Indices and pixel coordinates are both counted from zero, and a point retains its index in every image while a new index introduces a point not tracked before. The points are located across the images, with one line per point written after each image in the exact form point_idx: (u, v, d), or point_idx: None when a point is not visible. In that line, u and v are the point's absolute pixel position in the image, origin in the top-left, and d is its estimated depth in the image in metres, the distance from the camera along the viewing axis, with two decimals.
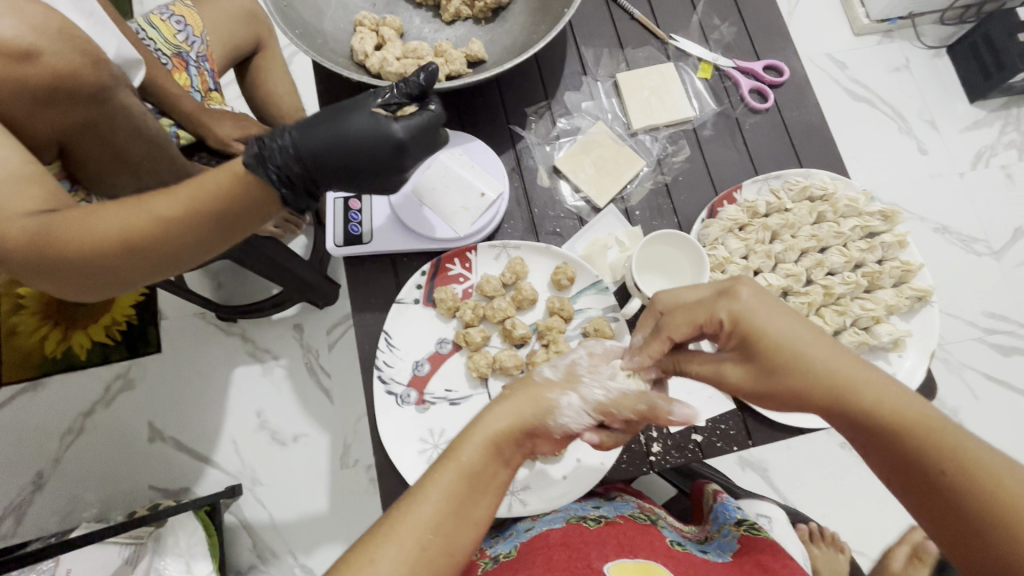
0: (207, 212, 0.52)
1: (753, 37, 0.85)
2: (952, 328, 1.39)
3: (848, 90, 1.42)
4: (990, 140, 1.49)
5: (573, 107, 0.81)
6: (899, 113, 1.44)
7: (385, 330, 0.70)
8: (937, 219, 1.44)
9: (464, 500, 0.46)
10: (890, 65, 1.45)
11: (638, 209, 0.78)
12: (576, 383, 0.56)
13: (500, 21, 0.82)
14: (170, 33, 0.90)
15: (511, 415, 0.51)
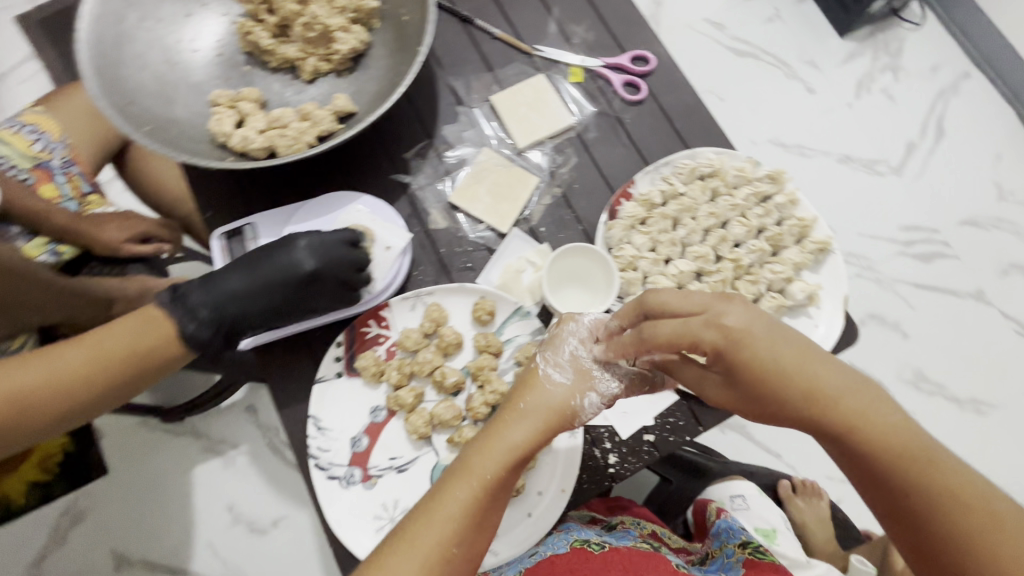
0: (130, 349, 0.56)
1: (613, 31, 0.86)
2: (875, 249, 1.48)
3: (731, 48, 1.57)
4: (868, 68, 1.59)
5: (455, 140, 0.80)
6: (781, 60, 1.57)
7: (312, 415, 0.67)
8: (839, 150, 1.52)
9: (483, 511, 0.52)
10: (762, 16, 1.59)
11: (543, 226, 0.77)
12: (590, 381, 0.59)
13: (362, 69, 0.81)
14: (24, 145, 0.84)
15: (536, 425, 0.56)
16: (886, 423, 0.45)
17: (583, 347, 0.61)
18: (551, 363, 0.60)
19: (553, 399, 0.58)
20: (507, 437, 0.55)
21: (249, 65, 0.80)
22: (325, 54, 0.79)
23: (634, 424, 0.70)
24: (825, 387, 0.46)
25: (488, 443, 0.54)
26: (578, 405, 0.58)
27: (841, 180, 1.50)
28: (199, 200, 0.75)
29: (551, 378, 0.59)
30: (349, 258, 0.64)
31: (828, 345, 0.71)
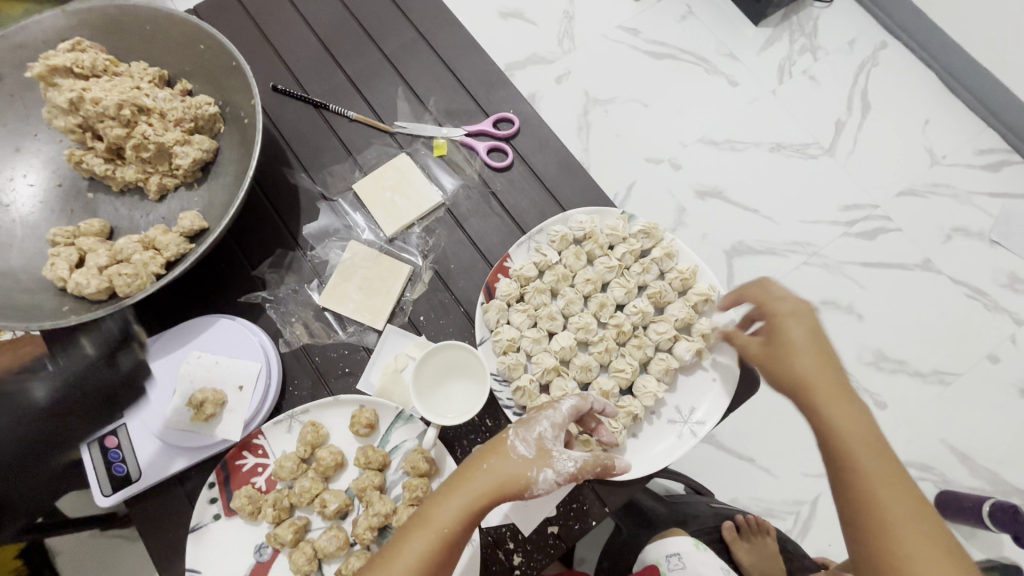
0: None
1: (475, 94, 0.83)
2: (820, 232, 1.44)
3: (649, 51, 1.55)
4: (787, 52, 1.57)
5: (319, 237, 0.76)
6: (701, 57, 1.55)
7: (189, 567, 0.62)
8: (770, 139, 1.50)
9: (436, 568, 0.52)
10: (675, 17, 1.57)
11: (421, 314, 0.74)
12: (548, 460, 0.56)
13: (213, 177, 0.77)
14: None
15: (487, 487, 0.55)
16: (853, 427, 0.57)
17: (554, 430, 0.58)
18: (523, 433, 0.58)
19: (512, 468, 0.56)
20: (466, 489, 0.55)
21: (92, 191, 0.76)
22: (169, 169, 0.75)
23: (535, 519, 0.66)
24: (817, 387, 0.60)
25: (448, 496, 0.54)
26: (532, 477, 0.56)
27: (775, 170, 1.47)
28: (51, 346, 0.71)
29: (516, 447, 0.57)
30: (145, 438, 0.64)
31: (725, 401, 0.67)
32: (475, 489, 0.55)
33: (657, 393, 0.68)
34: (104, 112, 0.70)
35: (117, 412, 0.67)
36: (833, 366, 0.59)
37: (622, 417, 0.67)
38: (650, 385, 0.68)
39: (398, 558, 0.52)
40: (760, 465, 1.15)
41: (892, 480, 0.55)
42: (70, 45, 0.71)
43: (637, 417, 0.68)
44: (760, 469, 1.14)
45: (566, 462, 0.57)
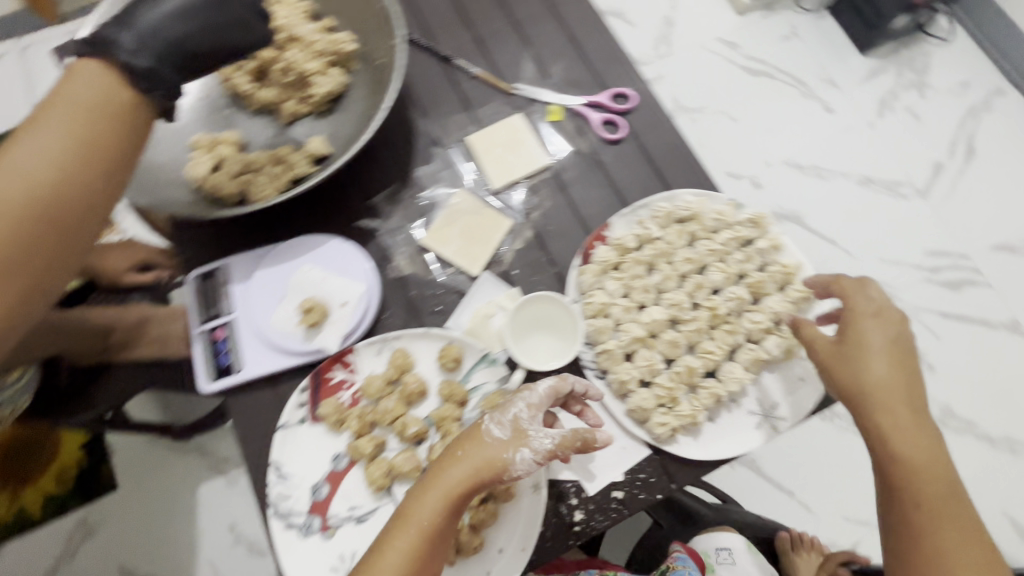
0: (83, 126, 0.53)
1: (595, 68, 0.85)
2: (901, 274, 1.37)
3: (745, 66, 1.52)
4: (890, 86, 1.52)
5: (430, 181, 0.79)
6: (799, 78, 1.51)
7: (273, 461, 0.66)
8: (860, 171, 1.44)
9: (422, 561, 0.52)
10: (777, 35, 1.54)
11: (515, 268, 0.76)
12: (524, 438, 0.56)
13: (341, 110, 0.81)
14: None
15: (468, 470, 0.55)
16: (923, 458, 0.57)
17: (530, 411, 0.59)
18: (493, 419, 0.58)
19: (488, 455, 0.56)
20: (440, 483, 0.54)
21: (231, 108, 0.81)
22: (303, 96, 0.79)
23: (602, 479, 0.66)
24: (889, 411, 0.58)
25: (430, 492, 0.54)
26: (508, 458, 0.55)
27: (861, 203, 1.42)
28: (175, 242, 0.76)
29: (491, 432, 0.57)
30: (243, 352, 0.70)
31: (814, 399, 0.67)
32: (455, 478, 0.55)
33: (743, 379, 0.67)
34: None
35: (228, 309, 0.72)
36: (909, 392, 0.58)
37: (705, 397, 0.67)
38: (737, 372, 0.68)
39: (385, 554, 0.52)
40: (799, 499, 1.12)
41: (955, 512, 0.55)
42: None
43: (720, 400, 0.68)
44: (799, 504, 1.12)
45: (542, 435, 0.57)
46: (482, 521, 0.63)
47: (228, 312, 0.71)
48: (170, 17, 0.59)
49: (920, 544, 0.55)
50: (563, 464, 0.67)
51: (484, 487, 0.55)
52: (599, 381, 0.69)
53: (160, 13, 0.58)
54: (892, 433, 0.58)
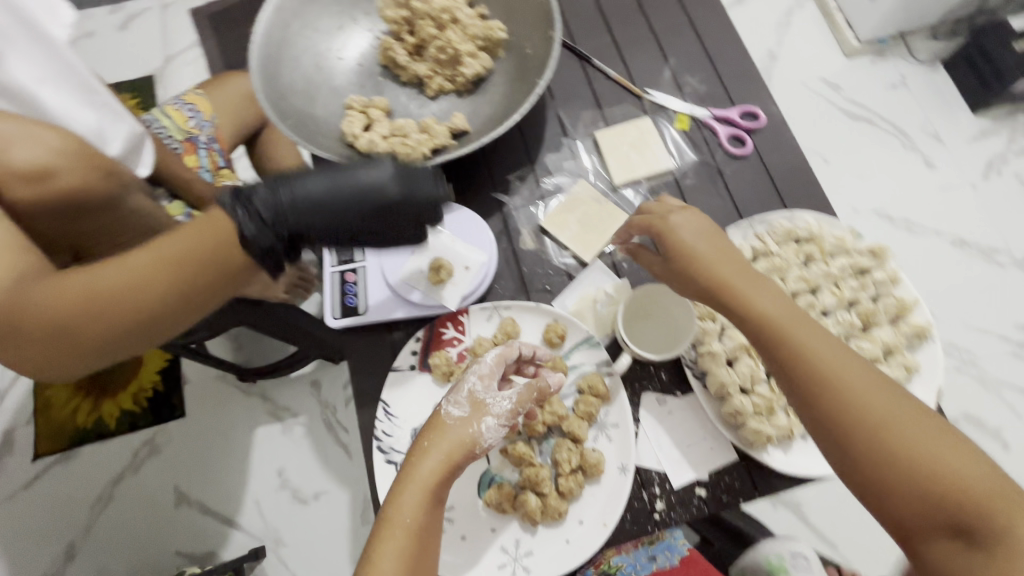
0: (176, 263, 0.51)
1: (727, 84, 0.88)
2: (983, 343, 1.33)
3: (847, 110, 1.46)
4: (1000, 149, 1.48)
5: (554, 168, 0.84)
6: (900, 129, 1.47)
7: (383, 400, 0.72)
8: (955, 232, 1.41)
9: (416, 557, 0.55)
10: (886, 83, 1.51)
11: (626, 261, 0.78)
12: (483, 409, 0.63)
13: (481, 92, 0.87)
14: (182, 121, 1.10)
15: (442, 454, 0.60)
16: (839, 372, 0.54)
17: (483, 382, 0.65)
18: (452, 400, 0.65)
19: (453, 433, 0.62)
20: (417, 478, 0.58)
21: (383, 77, 0.89)
22: (451, 75, 0.86)
23: (688, 474, 0.68)
24: (790, 337, 0.56)
25: (405, 487, 0.58)
26: (475, 431, 0.62)
27: (952, 264, 1.38)
28: None
29: (450, 413, 0.64)
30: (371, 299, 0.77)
31: None
32: (428, 468, 0.59)
33: None
34: (429, 12, 0.83)
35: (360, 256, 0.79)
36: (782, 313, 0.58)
37: None
38: None
39: (382, 559, 0.54)
40: (838, 554, 1.11)
41: (862, 372, 0.53)
42: None
43: None
44: (838, 559, 1.10)
45: (500, 401, 0.65)
46: (570, 491, 0.66)
47: (360, 259, 0.78)
48: (314, 193, 0.59)
49: (907, 466, 0.49)
50: (651, 453, 0.70)
51: (460, 461, 0.61)
52: (697, 380, 0.71)
53: (306, 190, 0.59)
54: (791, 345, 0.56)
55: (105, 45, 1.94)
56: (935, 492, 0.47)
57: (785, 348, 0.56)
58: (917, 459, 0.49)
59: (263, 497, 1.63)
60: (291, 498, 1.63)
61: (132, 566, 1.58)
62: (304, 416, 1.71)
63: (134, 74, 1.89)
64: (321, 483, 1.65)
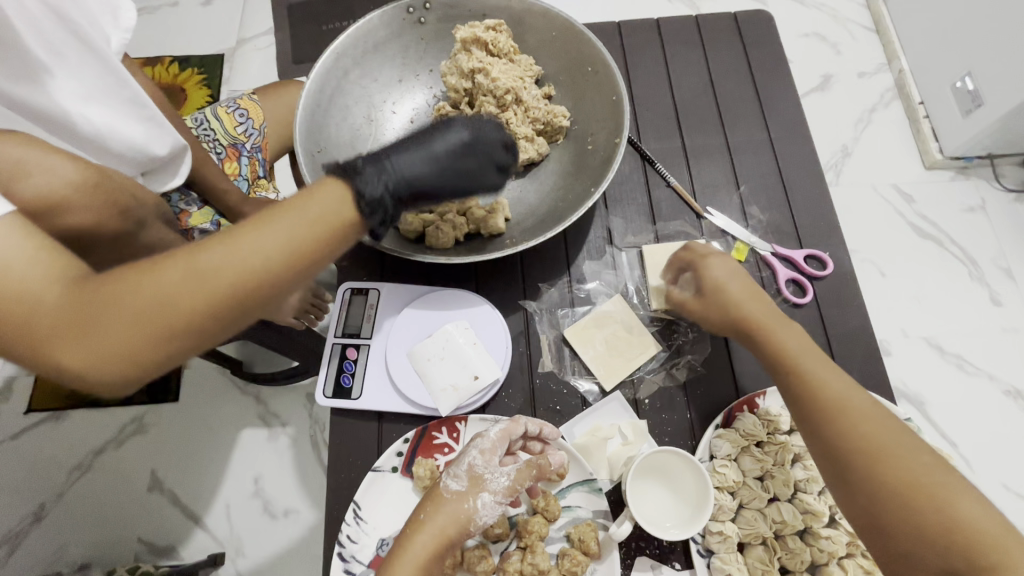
0: (274, 265, 0.48)
1: (798, 220, 0.80)
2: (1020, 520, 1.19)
3: (915, 226, 1.36)
4: None
5: (591, 276, 0.78)
6: (971, 257, 1.33)
7: (355, 500, 0.66)
8: (1008, 381, 1.22)
9: None
10: (962, 205, 1.38)
11: (648, 399, 0.71)
12: (480, 484, 0.61)
13: (531, 177, 0.82)
14: (231, 125, 1.04)
15: (433, 536, 0.58)
16: (883, 424, 0.53)
17: (483, 457, 0.62)
18: (450, 471, 0.63)
19: (448, 508, 0.60)
20: (408, 555, 0.57)
21: None
22: None
23: None
24: (833, 383, 0.56)
25: (400, 556, 0.57)
26: (469, 508, 0.60)
27: (998, 421, 1.20)
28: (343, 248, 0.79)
29: (447, 487, 0.62)
30: (366, 377, 0.71)
31: None
32: (420, 545, 0.58)
33: None
34: (493, 89, 0.78)
35: (366, 332, 0.74)
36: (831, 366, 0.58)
37: None
38: None
39: None
40: None
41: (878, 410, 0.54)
42: (493, 24, 0.80)
43: None
44: None
45: (496, 481, 0.62)
46: None
47: (366, 335, 0.73)
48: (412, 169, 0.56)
49: (941, 532, 0.48)
50: None
51: (455, 539, 0.59)
52: (701, 558, 0.63)
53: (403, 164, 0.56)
54: (829, 385, 0.56)
55: (182, 18, 1.97)
56: (937, 544, 0.48)
57: (828, 400, 0.55)
58: (916, 508, 0.49)
59: (235, 501, 1.63)
60: (261, 509, 1.62)
61: (95, 541, 1.60)
62: (293, 426, 1.71)
63: (200, 50, 1.91)
64: (294, 500, 1.63)
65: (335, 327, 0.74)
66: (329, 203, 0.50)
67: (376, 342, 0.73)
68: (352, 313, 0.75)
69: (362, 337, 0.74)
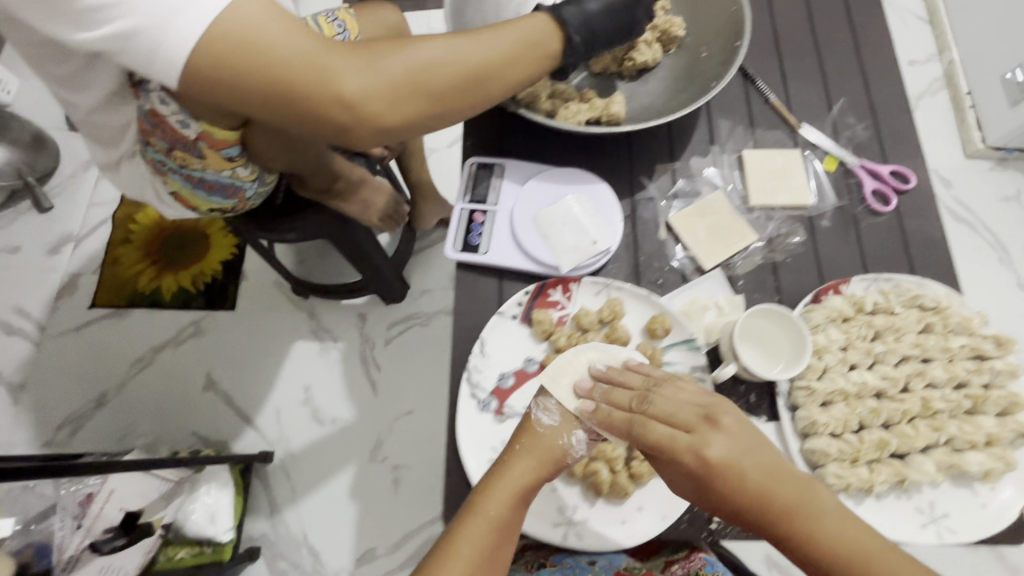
0: (493, 64, 0.68)
1: (885, 144, 0.87)
2: None
3: (953, 209, 1.43)
4: None
5: (696, 171, 0.85)
6: (1002, 242, 1.41)
7: (480, 337, 0.74)
8: None
9: (493, 547, 0.59)
10: (999, 193, 1.46)
11: (742, 279, 0.79)
12: (572, 422, 0.66)
13: (642, 81, 0.89)
14: (332, 32, 0.97)
15: (530, 467, 0.64)
16: (836, 531, 0.54)
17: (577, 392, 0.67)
18: (541, 406, 0.67)
19: (543, 441, 0.65)
20: (506, 479, 0.63)
21: None
22: (620, 59, 0.87)
23: None
24: (762, 484, 0.56)
25: (496, 484, 0.62)
26: (564, 443, 0.65)
27: None
28: (468, 127, 0.85)
29: (541, 420, 0.66)
30: (491, 236, 0.79)
31: (987, 530, 0.67)
32: (518, 474, 0.63)
33: (933, 478, 0.67)
34: None
35: (491, 199, 0.81)
36: (777, 479, 0.56)
37: (887, 472, 0.67)
38: (928, 467, 0.67)
39: (465, 539, 0.59)
40: None
41: (838, 520, 0.55)
42: None
43: (900, 482, 0.68)
44: None
45: (589, 415, 0.66)
46: (640, 475, 0.68)
47: (492, 202, 0.81)
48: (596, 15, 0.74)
49: None
50: None
51: (550, 468, 0.64)
52: (786, 412, 0.71)
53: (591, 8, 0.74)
54: (797, 516, 0.55)
55: None
56: None
57: (795, 521, 0.55)
58: None
59: (286, 405, 1.72)
60: (310, 415, 1.71)
61: (152, 431, 1.69)
62: (344, 342, 1.79)
63: None
64: (341, 411, 1.72)
65: (463, 193, 0.82)
66: (536, 28, 0.71)
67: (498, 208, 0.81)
68: (476, 182, 0.82)
69: (486, 203, 0.81)
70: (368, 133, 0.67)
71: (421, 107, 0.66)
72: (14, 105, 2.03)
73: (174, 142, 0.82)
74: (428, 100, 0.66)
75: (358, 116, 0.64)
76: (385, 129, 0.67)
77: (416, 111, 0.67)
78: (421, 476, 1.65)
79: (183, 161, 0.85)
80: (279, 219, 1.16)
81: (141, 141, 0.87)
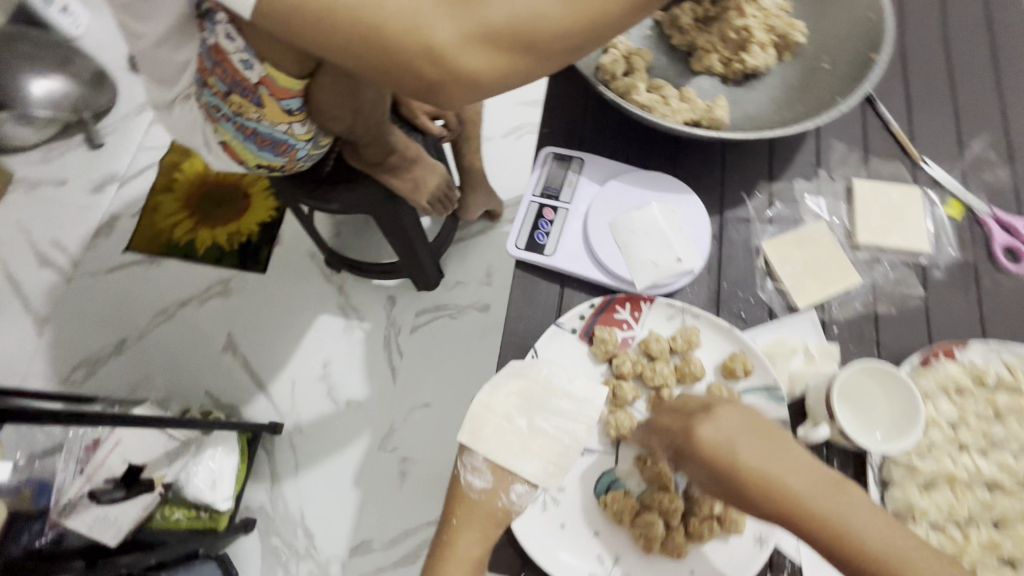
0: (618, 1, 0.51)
1: (1021, 194, 0.76)
2: None
3: None
4: None
5: (797, 196, 0.75)
6: None
7: (533, 348, 0.66)
8: None
9: None
10: None
11: (838, 326, 0.69)
12: (506, 472, 0.63)
13: (748, 88, 0.79)
14: None
15: (477, 538, 0.61)
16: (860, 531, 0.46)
17: (501, 432, 0.64)
18: (469, 466, 0.63)
19: (480, 507, 0.62)
20: (451, 556, 0.60)
21: (652, 31, 0.83)
22: (727, 58, 0.78)
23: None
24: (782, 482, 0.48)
25: (446, 565, 0.60)
26: (503, 504, 0.61)
27: None
28: (550, 113, 0.77)
29: (472, 485, 0.63)
30: (559, 237, 0.71)
31: None
32: (463, 548, 0.60)
33: None
34: None
35: (564, 196, 0.73)
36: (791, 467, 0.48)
37: None
38: None
39: None
40: None
41: (864, 516, 0.47)
42: None
43: None
44: None
45: (524, 466, 0.63)
46: (700, 535, 0.60)
47: (565, 199, 0.72)
48: None
49: None
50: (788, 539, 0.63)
51: (494, 531, 0.61)
52: (874, 487, 0.62)
53: None
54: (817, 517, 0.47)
55: None
56: None
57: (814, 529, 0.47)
58: None
59: (301, 378, 1.67)
60: (325, 393, 1.66)
61: (165, 384, 1.66)
62: (369, 323, 1.73)
63: None
64: (356, 393, 1.66)
65: (533, 185, 0.73)
66: None
67: (571, 207, 0.72)
68: (550, 174, 0.74)
69: (559, 199, 0.73)
70: (459, 91, 0.55)
71: (524, 62, 0.53)
72: (82, 40, 2.03)
73: (233, 85, 0.75)
74: (533, 52, 0.52)
75: (445, 72, 0.53)
76: (480, 87, 0.55)
77: (518, 68, 0.53)
78: (428, 473, 1.58)
79: (239, 109, 0.79)
80: (326, 187, 1.09)
81: (200, 82, 0.82)
